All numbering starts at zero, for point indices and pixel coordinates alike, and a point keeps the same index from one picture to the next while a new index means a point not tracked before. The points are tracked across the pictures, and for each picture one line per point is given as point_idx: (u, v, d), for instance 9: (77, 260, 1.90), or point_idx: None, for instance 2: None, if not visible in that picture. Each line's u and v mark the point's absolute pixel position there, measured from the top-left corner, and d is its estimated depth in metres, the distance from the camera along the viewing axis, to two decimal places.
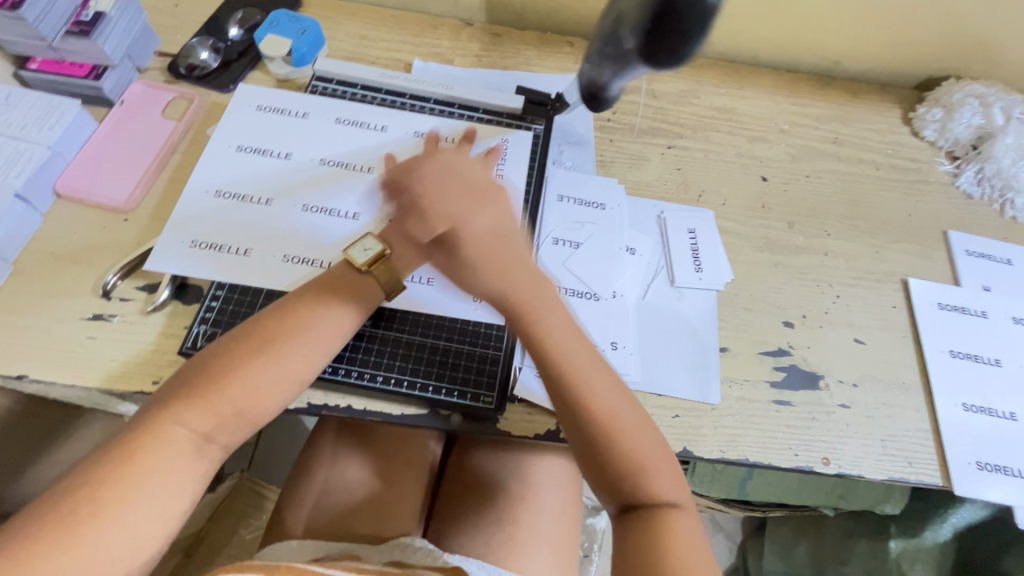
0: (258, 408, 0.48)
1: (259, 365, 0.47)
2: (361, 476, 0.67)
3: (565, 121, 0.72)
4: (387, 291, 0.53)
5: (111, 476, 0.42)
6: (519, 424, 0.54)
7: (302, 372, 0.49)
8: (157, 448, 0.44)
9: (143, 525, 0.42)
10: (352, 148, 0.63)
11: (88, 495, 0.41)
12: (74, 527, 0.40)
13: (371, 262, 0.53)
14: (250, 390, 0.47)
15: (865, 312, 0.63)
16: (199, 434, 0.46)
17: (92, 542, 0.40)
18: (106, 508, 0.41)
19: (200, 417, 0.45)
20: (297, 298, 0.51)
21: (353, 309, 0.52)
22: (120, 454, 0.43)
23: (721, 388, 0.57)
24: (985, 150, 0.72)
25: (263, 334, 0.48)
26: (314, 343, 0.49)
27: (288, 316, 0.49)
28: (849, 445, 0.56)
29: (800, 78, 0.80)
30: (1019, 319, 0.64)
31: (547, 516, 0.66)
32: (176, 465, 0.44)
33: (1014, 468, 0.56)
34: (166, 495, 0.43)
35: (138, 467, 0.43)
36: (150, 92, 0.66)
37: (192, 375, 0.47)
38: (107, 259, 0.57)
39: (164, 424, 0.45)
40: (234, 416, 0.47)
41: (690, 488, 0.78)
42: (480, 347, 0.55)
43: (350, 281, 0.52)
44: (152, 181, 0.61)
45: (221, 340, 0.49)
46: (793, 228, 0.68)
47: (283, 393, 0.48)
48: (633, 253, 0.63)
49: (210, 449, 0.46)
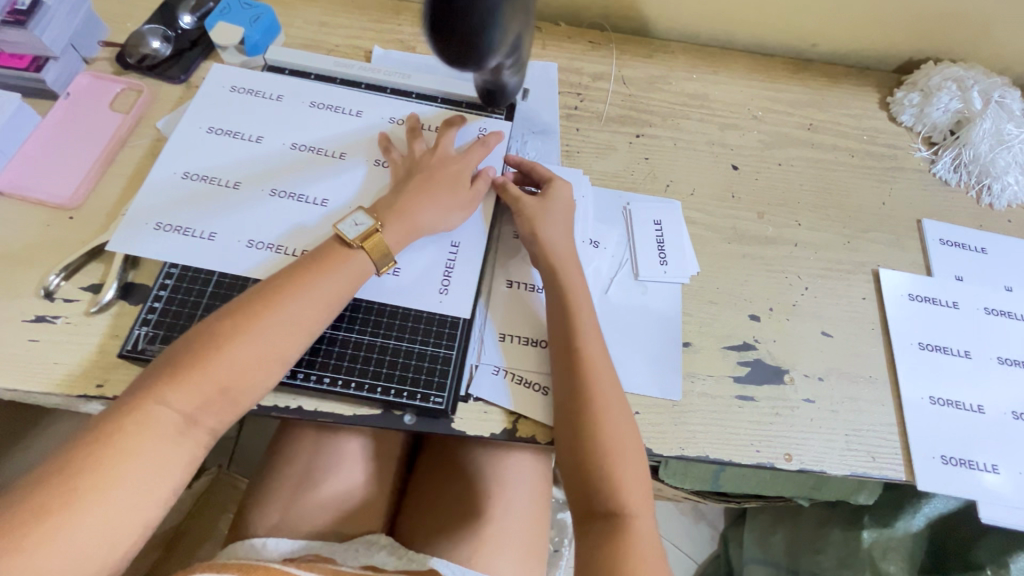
0: (246, 390, 0.47)
1: (245, 345, 0.46)
2: (325, 473, 0.65)
3: (531, 110, 0.70)
4: (378, 268, 0.53)
5: (91, 462, 0.41)
6: (474, 422, 0.53)
7: (290, 351, 0.48)
8: (139, 432, 0.43)
9: (126, 511, 0.41)
10: (323, 134, 0.61)
11: (65, 483, 0.40)
12: (51, 515, 0.39)
13: (362, 238, 0.52)
14: (237, 372, 0.46)
15: (834, 303, 0.62)
16: (184, 417, 0.45)
17: (71, 530, 0.39)
18: (83, 495, 0.40)
19: (187, 400, 0.44)
20: (285, 279, 0.49)
21: (339, 290, 0.51)
22: (100, 439, 0.42)
23: (682, 383, 0.56)
24: (963, 136, 0.70)
25: (248, 315, 0.47)
26: (301, 324, 0.49)
27: (277, 295, 0.48)
28: (812, 441, 0.55)
29: (775, 63, 0.78)
30: (991, 310, 0.63)
31: (514, 512, 0.64)
32: (159, 449, 0.43)
33: (980, 462, 0.55)
34: (149, 481, 0.42)
35: (119, 453, 0.41)
36: (97, 83, 0.64)
37: (178, 356, 0.46)
38: (51, 258, 0.55)
39: (147, 406, 0.43)
40: (220, 398, 0.46)
41: (659, 479, 0.68)
42: (432, 346, 0.54)
43: (335, 258, 0.51)
44: (99, 176, 0.59)
45: (206, 321, 0.48)
46: (762, 218, 0.66)
47: (271, 374, 0.48)
48: (597, 247, 0.62)
49: (195, 433, 0.46)
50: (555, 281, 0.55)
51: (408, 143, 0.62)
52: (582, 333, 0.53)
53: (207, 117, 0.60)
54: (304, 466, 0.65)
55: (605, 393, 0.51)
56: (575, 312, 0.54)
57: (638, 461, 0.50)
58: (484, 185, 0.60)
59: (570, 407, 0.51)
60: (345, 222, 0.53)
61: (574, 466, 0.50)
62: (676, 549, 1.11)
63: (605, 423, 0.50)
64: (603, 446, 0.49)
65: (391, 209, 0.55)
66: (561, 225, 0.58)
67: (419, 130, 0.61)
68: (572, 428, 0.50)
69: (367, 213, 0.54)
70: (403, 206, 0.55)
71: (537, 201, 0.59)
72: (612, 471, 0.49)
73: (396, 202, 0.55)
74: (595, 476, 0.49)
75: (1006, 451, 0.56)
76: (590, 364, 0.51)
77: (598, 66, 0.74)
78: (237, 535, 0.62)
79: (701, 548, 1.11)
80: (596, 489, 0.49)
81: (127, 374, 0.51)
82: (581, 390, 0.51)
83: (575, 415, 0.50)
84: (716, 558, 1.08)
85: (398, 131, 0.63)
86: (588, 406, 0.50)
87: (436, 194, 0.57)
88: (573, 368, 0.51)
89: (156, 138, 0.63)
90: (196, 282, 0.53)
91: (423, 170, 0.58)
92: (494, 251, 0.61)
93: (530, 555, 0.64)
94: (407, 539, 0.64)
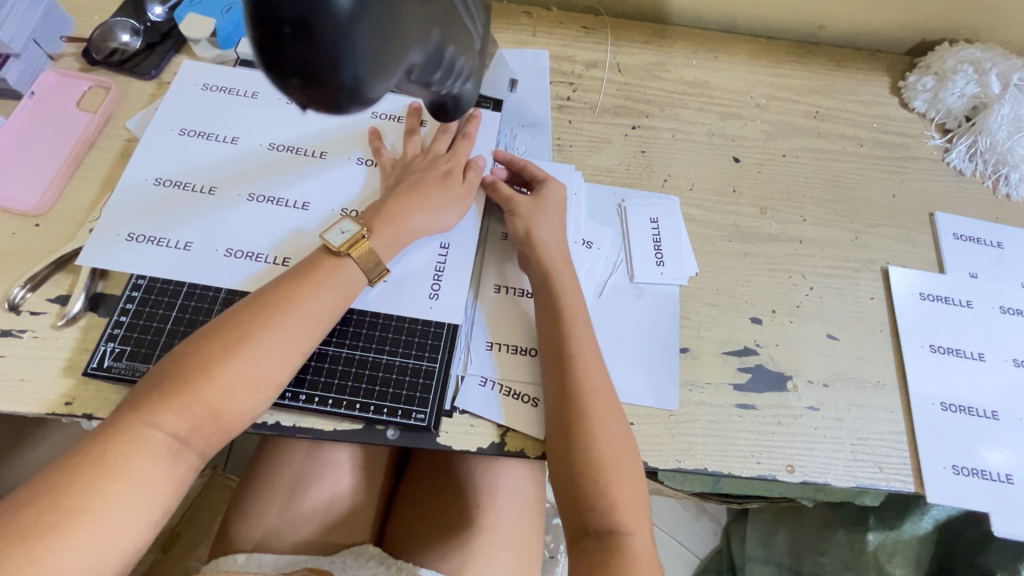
0: (238, 409, 0.44)
1: (235, 360, 0.43)
2: (310, 485, 0.62)
3: (520, 102, 0.66)
4: (372, 279, 0.50)
5: (78, 483, 0.38)
6: (460, 436, 0.50)
7: (283, 366, 0.45)
8: (129, 453, 0.40)
9: (113, 536, 0.38)
10: (302, 132, 0.57)
11: (50, 505, 0.37)
12: (34, 539, 0.36)
13: (348, 245, 0.49)
14: (227, 389, 0.43)
15: (841, 304, 0.59)
16: (175, 437, 0.42)
17: (53, 557, 0.36)
18: (69, 518, 0.37)
19: (177, 420, 0.42)
20: (278, 291, 0.47)
21: (335, 302, 0.48)
22: (88, 461, 0.39)
23: (679, 391, 0.53)
24: (980, 122, 0.66)
25: (238, 329, 0.44)
26: (292, 338, 0.46)
27: (267, 307, 0.46)
28: (817, 452, 0.52)
29: (779, 46, 0.74)
30: (1007, 308, 0.60)
31: (506, 522, 0.62)
32: (149, 470, 0.41)
33: (993, 472, 0.52)
34: (139, 504, 0.40)
35: (106, 474, 0.39)
36: (63, 81, 0.61)
37: (168, 374, 0.43)
38: (17, 268, 0.52)
39: (137, 426, 0.41)
40: (212, 417, 0.43)
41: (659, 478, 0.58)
42: (414, 359, 0.51)
43: (328, 265, 0.48)
44: (67, 180, 0.57)
45: (195, 336, 0.45)
46: (765, 214, 0.63)
47: (263, 391, 0.44)
48: (589, 247, 0.59)
49: (187, 454, 0.43)
50: (547, 288, 0.52)
51: (401, 142, 0.59)
52: (576, 344, 0.50)
53: (180, 118, 0.57)
54: (288, 477, 0.62)
55: (610, 408, 0.48)
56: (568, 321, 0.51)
57: (635, 479, 0.47)
58: (476, 176, 0.57)
59: (563, 421, 0.48)
60: (331, 230, 0.50)
61: (567, 482, 0.47)
62: (677, 545, 1.09)
63: (606, 437, 0.47)
64: (603, 462, 0.47)
65: (380, 213, 0.52)
66: (552, 228, 0.55)
67: (412, 128, 0.58)
68: (564, 442, 0.48)
69: (354, 219, 0.51)
70: (392, 210, 0.52)
71: (529, 200, 0.56)
72: (608, 490, 0.46)
73: (383, 206, 0.52)
74: (589, 493, 0.46)
75: (1020, 461, 0.53)
76: (595, 377, 0.49)
77: (592, 53, 0.70)
78: (223, 549, 0.59)
79: (703, 543, 1.09)
80: (598, 508, 0.46)
81: (97, 391, 0.48)
82: (576, 404, 0.48)
83: (567, 429, 0.48)
84: (718, 553, 1.04)
85: (392, 127, 0.59)
86: (583, 419, 0.47)
87: (427, 195, 0.54)
88: (566, 381, 0.49)
89: (127, 139, 0.60)
90: (165, 293, 0.50)
91: (414, 173, 0.55)
92: (481, 253, 0.58)
93: (523, 567, 0.62)
94: (397, 550, 0.61)
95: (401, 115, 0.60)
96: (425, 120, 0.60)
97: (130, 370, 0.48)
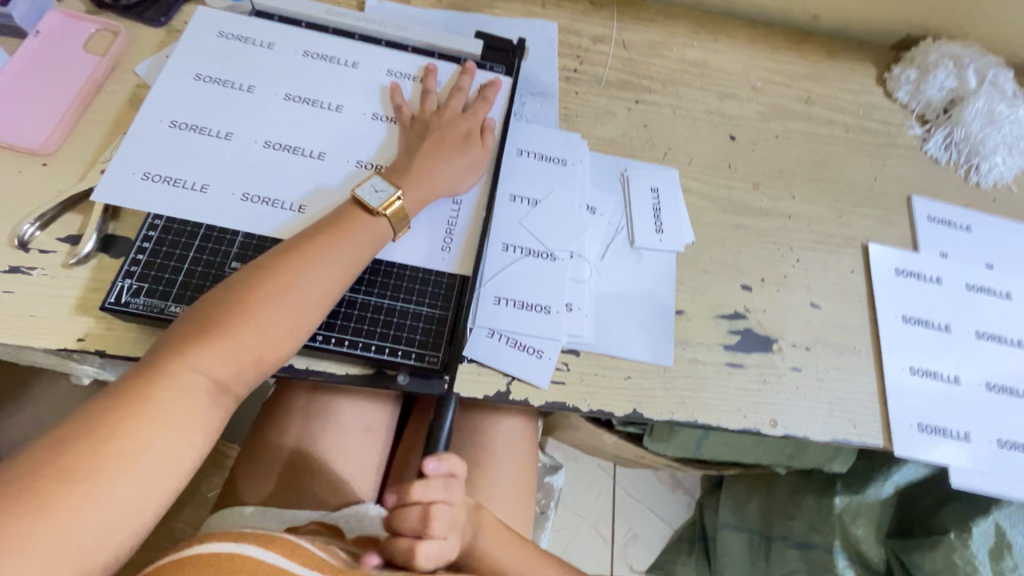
0: (276, 352, 0.45)
1: (274, 306, 0.45)
2: (313, 443, 0.61)
3: (530, 71, 0.68)
4: (397, 232, 0.53)
5: (117, 424, 0.38)
6: (466, 382, 0.53)
7: (314, 313, 0.47)
8: (170, 396, 0.41)
9: (153, 481, 0.39)
10: (318, 84, 0.58)
11: (91, 446, 0.37)
12: (75, 482, 0.36)
13: (384, 205, 0.51)
14: (268, 333, 0.45)
15: (824, 276, 0.63)
16: (216, 381, 0.43)
17: (98, 498, 0.36)
18: (109, 460, 0.37)
19: (219, 364, 0.43)
20: (308, 241, 0.48)
21: (361, 255, 0.50)
22: (126, 402, 0.39)
23: (673, 349, 0.57)
24: (956, 114, 0.71)
25: (275, 277, 0.46)
26: (326, 286, 0.47)
27: (299, 257, 0.47)
28: (798, 407, 0.56)
29: (775, 33, 0.77)
30: (973, 285, 0.64)
31: (502, 474, 0.64)
32: (189, 414, 0.41)
33: (953, 430, 0.57)
34: (176, 447, 0.40)
35: (146, 416, 0.39)
36: (70, 22, 0.60)
37: (205, 319, 0.44)
38: (23, 205, 0.52)
39: (177, 368, 0.41)
40: (251, 362, 0.44)
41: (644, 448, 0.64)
42: (426, 306, 0.53)
43: (357, 220, 0.50)
44: (74, 122, 0.56)
45: (230, 284, 0.46)
46: (757, 189, 0.66)
47: (295, 336, 0.46)
48: (593, 212, 0.61)
49: (225, 399, 0.44)
50: None
51: (417, 102, 0.60)
52: None
53: (193, 64, 0.57)
54: (293, 431, 0.62)
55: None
56: (430, 522, 0.47)
57: None
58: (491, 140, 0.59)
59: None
60: (364, 187, 0.52)
61: None
62: (653, 517, 1.11)
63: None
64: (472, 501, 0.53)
65: (408, 173, 0.54)
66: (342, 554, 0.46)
67: (430, 88, 0.59)
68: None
69: (384, 178, 0.53)
70: (416, 169, 0.54)
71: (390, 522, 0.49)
72: None
73: (410, 166, 0.54)
74: None
75: (978, 421, 0.58)
76: None
77: (599, 28, 0.72)
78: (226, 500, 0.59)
79: (677, 514, 1.11)
80: None
81: (110, 327, 0.49)
82: None
83: None
84: (692, 523, 1.09)
85: (406, 85, 0.60)
86: None
87: (448, 154, 0.56)
88: None
89: (136, 85, 0.59)
90: (182, 235, 0.51)
91: (434, 130, 0.57)
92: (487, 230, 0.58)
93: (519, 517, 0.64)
94: None
95: (414, 74, 0.61)
96: (440, 80, 0.62)
97: (148, 307, 0.48)
